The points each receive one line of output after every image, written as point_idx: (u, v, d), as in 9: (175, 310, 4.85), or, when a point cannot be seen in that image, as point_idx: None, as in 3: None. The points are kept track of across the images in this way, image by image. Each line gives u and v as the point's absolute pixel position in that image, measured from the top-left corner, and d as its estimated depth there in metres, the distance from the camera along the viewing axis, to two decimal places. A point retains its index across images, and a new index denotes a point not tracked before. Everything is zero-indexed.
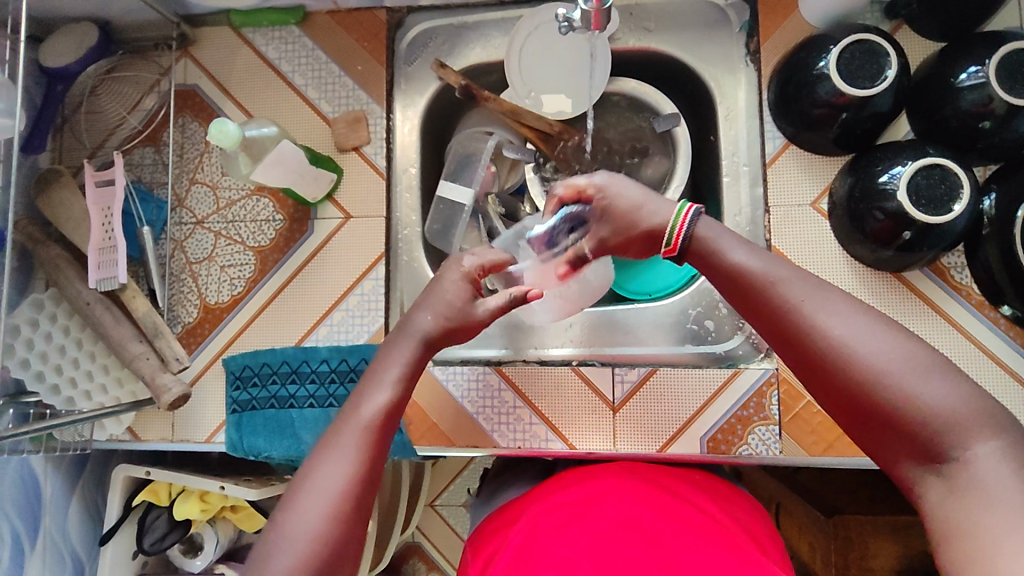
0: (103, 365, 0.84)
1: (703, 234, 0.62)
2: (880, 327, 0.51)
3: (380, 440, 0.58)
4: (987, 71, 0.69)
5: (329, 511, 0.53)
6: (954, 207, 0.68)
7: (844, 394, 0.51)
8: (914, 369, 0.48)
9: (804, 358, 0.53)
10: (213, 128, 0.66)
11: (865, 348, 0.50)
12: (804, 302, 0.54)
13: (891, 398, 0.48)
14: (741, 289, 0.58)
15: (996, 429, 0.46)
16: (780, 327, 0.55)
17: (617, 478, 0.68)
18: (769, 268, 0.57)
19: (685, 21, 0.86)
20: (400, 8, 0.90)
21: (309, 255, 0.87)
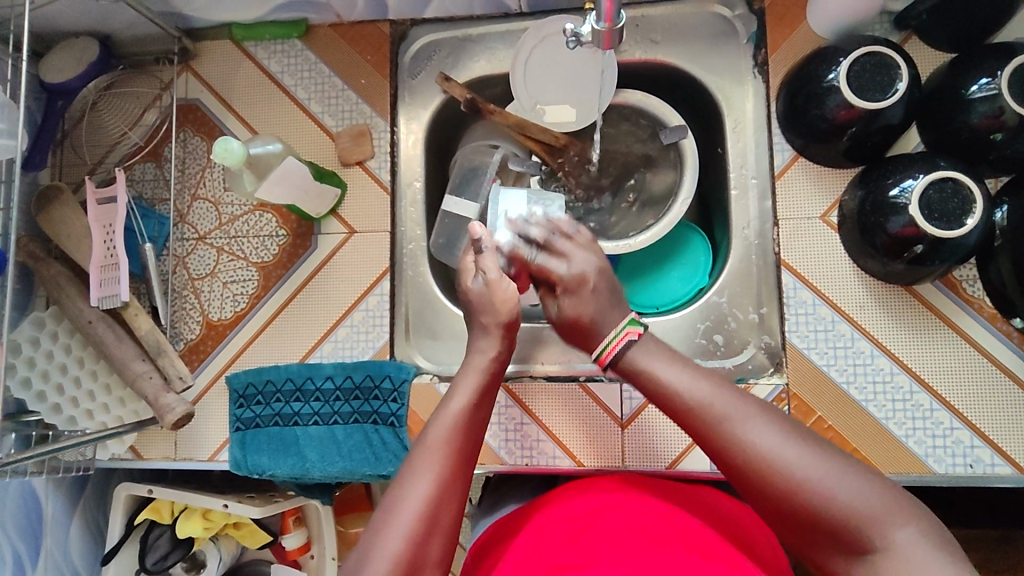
0: (105, 384, 0.82)
1: (637, 351, 0.62)
2: (795, 435, 0.53)
3: (461, 463, 0.59)
4: (999, 83, 0.68)
5: (412, 535, 0.54)
6: (967, 221, 0.67)
7: (778, 504, 0.52)
8: (832, 473, 0.51)
9: (738, 475, 0.54)
10: (218, 147, 0.66)
11: (788, 460, 0.52)
12: (734, 417, 0.55)
13: (817, 501, 0.50)
14: (671, 408, 0.59)
15: (910, 517, 0.49)
16: (712, 446, 0.56)
17: (623, 487, 0.66)
18: (694, 387, 0.57)
19: (692, 33, 0.85)
20: (403, 21, 0.89)
21: (312, 271, 0.86)
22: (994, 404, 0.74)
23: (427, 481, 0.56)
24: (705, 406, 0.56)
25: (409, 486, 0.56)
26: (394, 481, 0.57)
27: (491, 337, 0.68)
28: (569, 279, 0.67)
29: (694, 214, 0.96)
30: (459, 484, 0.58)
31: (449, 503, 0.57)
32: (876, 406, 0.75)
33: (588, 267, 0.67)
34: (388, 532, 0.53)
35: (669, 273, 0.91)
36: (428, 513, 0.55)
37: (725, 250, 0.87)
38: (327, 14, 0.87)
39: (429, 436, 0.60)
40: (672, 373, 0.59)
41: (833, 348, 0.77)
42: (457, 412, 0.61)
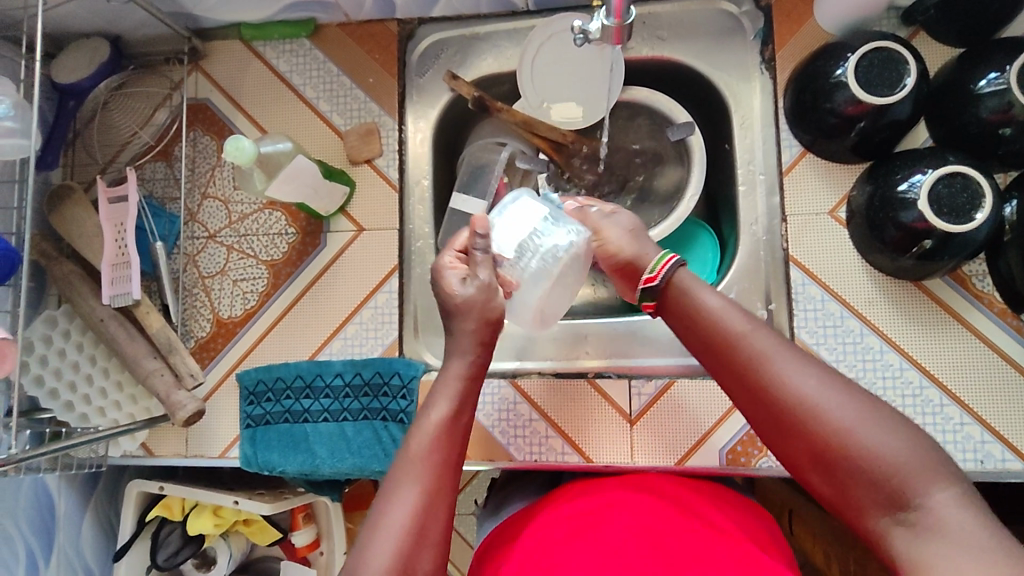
0: (117, 382, 0.83)
1: (679, 284, 0.61)
2: (838, 379, 0.51)
3: (445, 476, 0.57)
4: (1008, 78, 0.68)
5: (399, 552, 0.52)
6: (977, 216, 0.67)
7: (813, 445, 0.50)
8: (875, 419, 0.49)
9: (772, 414, 0.52)
10: (229, 146, 0.66)
11: (830, 401, 0.50)
12: (774, 352, 0.53)
13: (855, 445, 0.48)
14: (707, 341, 0.57)
15: (947, 478, 0.46)
16: (748, 381, 0.54)
17: (629, 490, 0.67)
18: (735, 321, 0.56)
19: (699, 29, 0.85)
20: (411, 20, 0.89)
21: (321, 269, 0.87)
22: (1004, 399, 0.73)
23: (412, 499, 0.54)
24: (744, 339, 0.55)
25: (393, 504, 0.54)
26: (380, 496, 0.56)
27: (464, 345, 0.63)
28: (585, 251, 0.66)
29: (701, 211, 0.96)
30: (444, 498, 0.56)
31: (437, 517, 0.55)
32: (885, 401, 0.75)
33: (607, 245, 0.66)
34: (374, 550, 0.52)
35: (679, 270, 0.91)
36: (414, 529, 0.53)
37: (733, 246, 0.87)
38: (336, 14, 0.87)
39: (410, 450, 0.57)
40: (715, 301, 0.58)
41: (841, 343, 0.77)
42: (438, 422, 0.59)
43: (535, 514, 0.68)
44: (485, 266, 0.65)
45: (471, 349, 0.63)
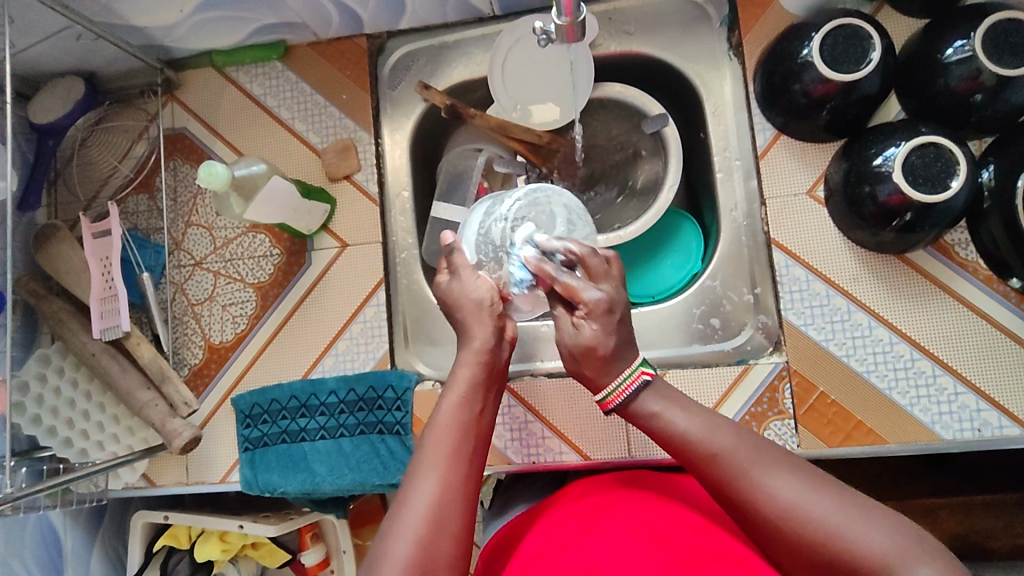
0: (114, 415, 0.84)
1: (640, 404, 0.63)
2: (813, 480, 0.54)
3: (463, 460, 0.59)
4: (974, 45, 0.68)
5: (419, 538, 0.53)
6: (952, 183, 0.67)
7: (800, 552, 0.52)
8: (855, 516, 0.51)
9: (758, 529, 0.54)
10: (203, 172, 0.65)
11: (813, 505, 0.52)
12: (749, 466, 0.55)
13: (839, 548, 0.50)
14: (687, 455, 0.59)
15: (935, 554, 0.48)
16: (727, 496, 0.56)
17: (626, 488, 0.66)
18: (708, 434, 0.58)
19: (666, 21, 0.85)
20: (379, 34, 0.90)
21: (308, 287, 0.87)
22: (996, 368, 0.73)
23: (430, 485, 0.56)
24: (717, 458, 0.57)
25: (413, 490, 0.56)
26: (403, 483, 0.58)
27: (479, 322, 0.67)
28: (596, 304, 0.63)
29: (683, 201, 0.96)
30: (465, 485, 0.58)
31: (458, 504, 0.56)
32: (878, 376, 0.75)
33: (619, 300, 0.65)
34: (399, 534, 0.54)
35: (661, 261, 0.91)
36: (435, 515, 0.55)
37: (715, 234, 0.87)
38: (304, 34, 0.88)
39: (431, 439, 0.60)
40: (684, 421, 0.60)
41: (829, 323, 0.77)
42: (450, 413, 0.62)
43: (536, 517, 0.68)
44: (466, 266, 0.70)
45: (473, 332, 0.67)
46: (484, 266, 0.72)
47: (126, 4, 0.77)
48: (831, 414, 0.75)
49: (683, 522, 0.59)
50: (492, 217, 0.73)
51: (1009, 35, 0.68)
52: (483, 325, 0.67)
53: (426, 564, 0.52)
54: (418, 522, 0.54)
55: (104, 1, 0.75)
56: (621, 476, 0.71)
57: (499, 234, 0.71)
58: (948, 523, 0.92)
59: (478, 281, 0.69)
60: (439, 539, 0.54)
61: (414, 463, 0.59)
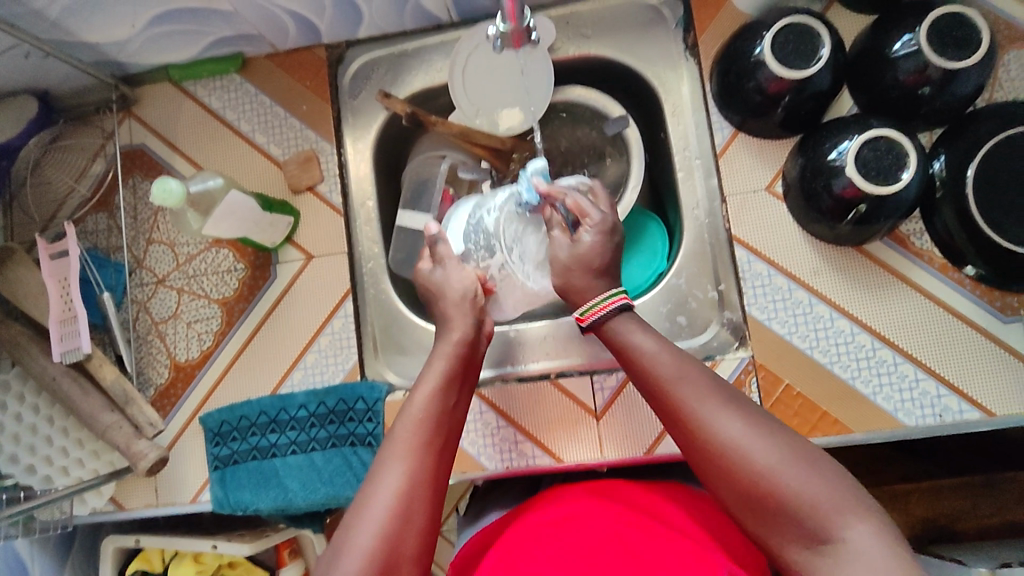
0: (77, 439, 0.82)
1: (614, 325, 0.65)
2: (761, 422, 0.54)
3: (433, 451, 0.59)
4: (919, 39, 0.70)
5: (384, 528, 0.53)
6: (903, 175, 0.68)
7: (738, 489, 0.53)
8: (798, 462, 0.52)
9: (698, 455, 0.56)
10: (156, 188, 0.64)
11: (755, 444, 0.53)
12: (698, 400, 0.56)
13: (774, 485, 0.51)
14: (645, 382, 0.60)
15: (869, 513, 0.49)
16: (681, 424, 0.57)
17: (594, 495, 0.66)
18: (671, 365, 0.59)
19: (622, 23, 0.86)
20: (338, 44, 0.89)
21: (275, 301, 0.86)
22: (955, 354, 0.75)
23: (399, 472, 0.56)
24: (678, 388, 0.58)
25: (381, 477, 0.56)
26: (371, 469, 0.58)
27: (456, 321, 0.70)
28: (598, 217, 0.71)
29: (648, 201, 0.97)
30: (433, 475, 0.58)
31: (425, 494, 0.56)
32: (842, 367, 0.76)
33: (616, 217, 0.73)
34: (364, 523, 0.53)
35: (628, 262, 0.91)
36: (401, 502, 0.55)
37: (679, 233, 0.88)
38: (261, 45, 0.87)
39: (402, 424, 0.60)
40: (647, 347, 0.61)
41: (793, 316, 0.78)
42: (423, 404, 0.61)
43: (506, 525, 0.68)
44: (451, 258, 0.75)
45: (454, 326, 0.69)
46: (471, 255, 0.81)
47: (75, 20, 0.75)
48: (798, 406, 0.76)
49: (649, 532, 0.59)
50: (482, 209, 0.82)
51: (953, 29, 0.69)
52: (460, 322, 0.70)
53: (390, 552, 0.52)
54: (385, 508, 0.54)
55: (53, 18, 0.74)
56: (589, 484, 0.71)
57: (490, 224, 0.81)
58: None
59: (459, 276, 0.73)
60: (404, 528, 0.54)
61: (384, 449, 0.59)
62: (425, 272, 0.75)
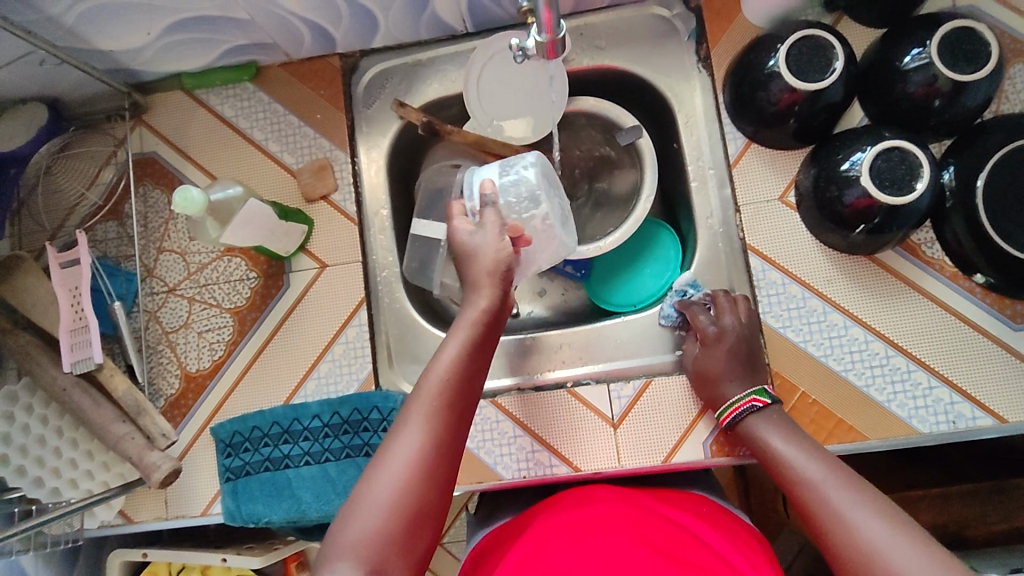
0: (87, 451, 0.81)
1: (752, 425, 0.70)
2: (902, 521, 0.52)
3: (454, 419, 0.57)
4: (930, 52, 0.71)
5: (402, 491, 0.53)
6: (917, 186, 0.70)
7: (847, 572, 0.52)
8: (941, 573, 0.47)
9: (829, 550, 0.54)
10: (177, 197, 0.63)
11: (891, 546, 0.50)
12: (837, 498, 0.55)
13: (882, 572, 0.49)
14: (784, 479, 0.62)
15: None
16: (802, 510, 0.58)
17: (615, 499, 0.67)
18: (808, 467, 0.60)
19: (635, 34, 0.87)
20: (352, 53, 0.89)
21: (288, 310, 0.86)
22: (966, 362, 0.76)
23: (417, 438, 0.55)
24: (804, 483, 0.60)
25: (399, 442, 0.55)
26: (390, 431, 0.57)
27: (480, 286, 0.64)
28: (711, 330, 0.76)
29: (658, 210, 0.97)
30: (451, 442, 0.57)
31: (443, 460, 0.56)
32: (856, 375, 0.77)
33: (737, 332, 0.75)
34: (380, 484, 0.54)
35: (642, 270, 0.91)
36: (418, 468, 0.54)
37: (692, 242, 0.88)
38: (276, 54, 0.87)
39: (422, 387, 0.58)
40: (788, 451, 0.64)
41: (807, 324, 0.79)
42: (450, 366, 0.59)
43: (526, 524, 0.67)
44: (493, 221, 0.68)
45: (483, 288, 0.63)
46: (513, 210, 0.74)
47: (91, 27, 0.74)
48: (813, 414, 0.77)
49: (682, 548, 0.58)
50: (520, 163, 0.76)
51: (963, 42, 0.71)
52: (486, 288, 0.63)
53: (406, 517, 0.53)
54: (401, 473, 0.54)
55: (69, 25, 0.73)
56: (613, 490, 0.70)
57: (529, 177, 0.75)
58: (927, 514, 0.95)
59: (495, 245, 0.65)
60: (419, 494, 0.54)
61: (404, 411, 0.58)
62: (463, 234, 0.67)
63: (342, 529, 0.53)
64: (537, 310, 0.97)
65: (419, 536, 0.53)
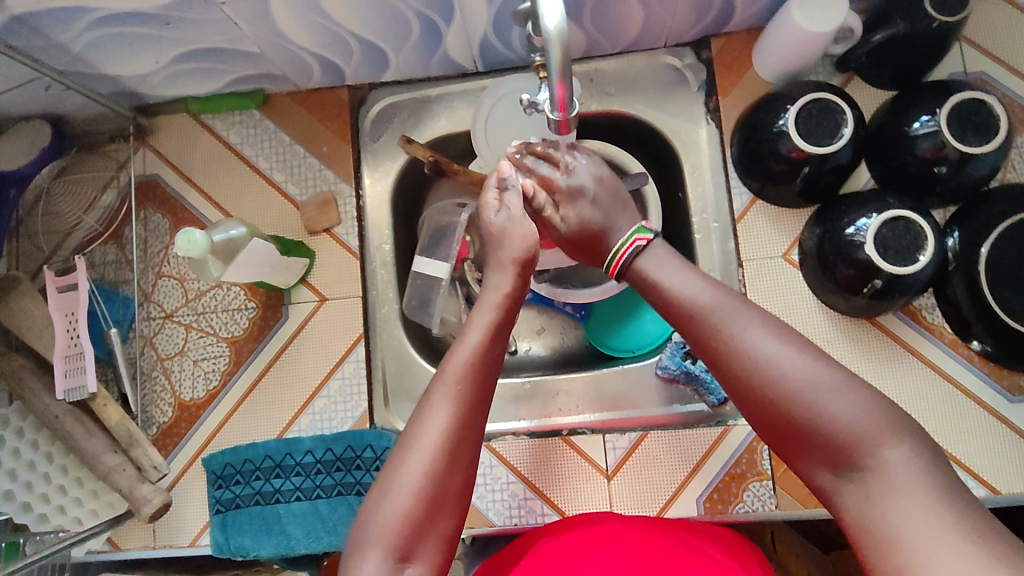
0: (76, 478, 0.79)
1: (643, 265, 0.65)
2: (791, 339, 0.54)
3: (477, 399, 0.60)
4: (939, 121, 0.71)
5: (430, 469, 0.56)
6: (920, 257, 0.70)
7: (763, 406, 0.53)
8: (830, 384, 0.51)
9: (728, 376, 0.55)
10: (180, 240, 0.63)
11: (781, 363, 0.52)
12: (728, 321, 0.56)
13: (804, 410, 0.51)
14: (675, 313, 0.60)
15: (905, 436, 0.48)
16: (707, 347, 0.57)
17: (621, 525, 0.65)
18: (697, 294, 0.59)
19: (646, 82, 0.87)
20: (361, 86, 0.89)
21: (285, 343, 0.85)
22: (959, 429, 0.77)
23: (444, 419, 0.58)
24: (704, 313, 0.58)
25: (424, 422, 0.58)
26: (415, 414, 0.59)
27: (503, 273, 0.69)
28: (568, 187, 0.72)
29: None
30: (474, 419, 0.60)
31: (465, 437, 0.59)
32: None
33: (587, 178, 0.71)
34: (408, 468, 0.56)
35: (643, 315, 0.90)
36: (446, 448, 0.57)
37: None
38: (284, 84, 0.87)
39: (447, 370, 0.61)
40: (675, 280, 0.62)
41: None
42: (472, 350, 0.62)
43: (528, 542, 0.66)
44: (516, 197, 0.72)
45: (507, 266, 0.69)
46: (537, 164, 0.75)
47: (99, 55, 0.73)
48: None
49: None
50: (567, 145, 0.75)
51: (971, 113, 0.71)
52: (507, 273, 0.69)
53: (435, 496, 0.56)
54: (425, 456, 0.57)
55: (77, 52, 0.72)
56: (625, 518, 0.67)
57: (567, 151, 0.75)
58: None
59: (520, 230, 0.70)
60: (448, 474, 0.57)
61: (428, 395, 0.60)
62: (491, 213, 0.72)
63: (375, 508, 0.55)
64: (533, 348, 0.97)
65: (446, 515, 0.57)
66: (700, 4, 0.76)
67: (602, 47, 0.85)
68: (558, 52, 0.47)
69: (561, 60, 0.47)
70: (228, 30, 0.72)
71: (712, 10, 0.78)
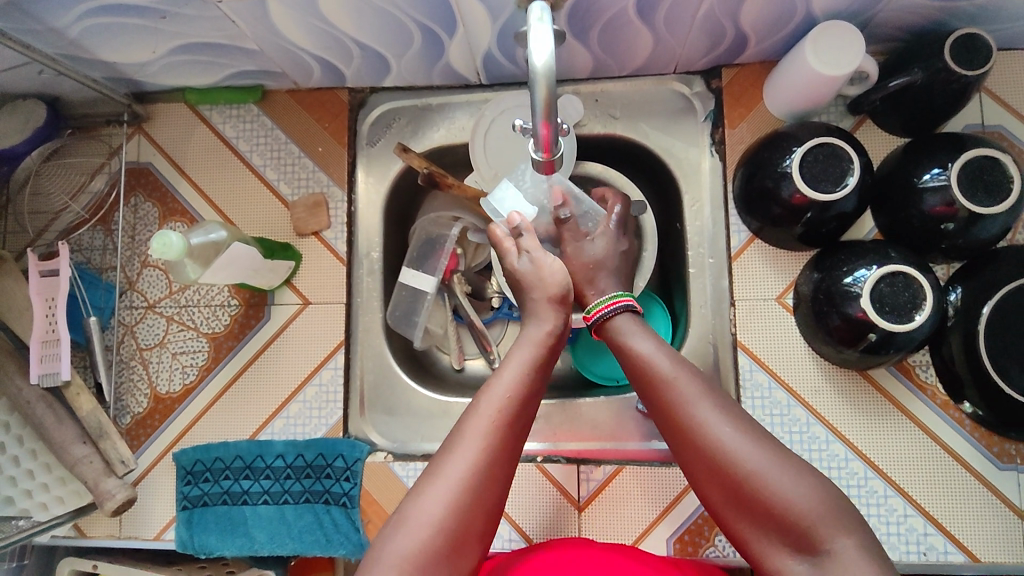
0: (45, 464, 0.79)
1: (615, 323, 0.65)
2: (749, 426, 0.55)
3: (510, 438, 0.56)
4: (950, 175, 0.68)
5: (454, 503, 0.52)
6: (917, 316, 0.67)
7: (727, 487, 0.54)
8: (786, 470, 0.53)
9: (693, 456, 0.56)
10: (156, 242, 0.63)
11: (745, 448, 0.53)
12: (695, 399, 0.57)
13: (761, 491, 0.52)
14: (644, 378, 0.60)
15: (852, 527, 0.50)
16: (673, 417, 0.57)
17: (604, 554, 0.65)
18: (670, 366, 0.59)
19: (651, 109, 0.85)
20: (362, 89, 0.87)
21: (264, 344, 0.84)
22: (943, 491, 0.75)
23: (473, 451, 0.54)
24: (670, 381, 0.58)
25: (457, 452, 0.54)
26: (441, 451, 0.55)
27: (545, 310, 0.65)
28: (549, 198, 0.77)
29: (656, 283, 0.96)
30: (506, 455, 0.56)
31: (494, 476, 0.54)
32: None
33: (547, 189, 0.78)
34: (430, 499, 0.53)
35: None
36: (472, 481, 0.53)
37: (684, 324, 0.87)
38: (284, 82, 0.85)
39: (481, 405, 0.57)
40: (647, 346, 0.62)
41: (789, 433, 0.78)
42: (511, 384, 0.58)
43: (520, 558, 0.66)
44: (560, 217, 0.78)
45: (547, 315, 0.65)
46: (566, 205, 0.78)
47: (95, 42, 0.72)
48: None
49: None
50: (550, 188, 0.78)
51: (984, 172, 0.68)
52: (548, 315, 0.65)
53: (455, 532, 0.52)
54: (456, 486, 0.53)
55: (72, 37, 0.70)
56: (607, 548, 0.67)
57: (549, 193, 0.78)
58: None
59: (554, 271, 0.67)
60: (472, 510, 0.53)
61: (460, 426, 0.56)
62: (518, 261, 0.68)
63: (391, 537, 0.52)
64: None
65: (466, 553, 0.53)
66: (713, 34, 0.73)
67: (609, 70, 0.83)
68: (543, 90, 0.47)
69: (547, 97, 0.47)
70: (227, 27, 0.70)
71: (724, 41, 0.75)
